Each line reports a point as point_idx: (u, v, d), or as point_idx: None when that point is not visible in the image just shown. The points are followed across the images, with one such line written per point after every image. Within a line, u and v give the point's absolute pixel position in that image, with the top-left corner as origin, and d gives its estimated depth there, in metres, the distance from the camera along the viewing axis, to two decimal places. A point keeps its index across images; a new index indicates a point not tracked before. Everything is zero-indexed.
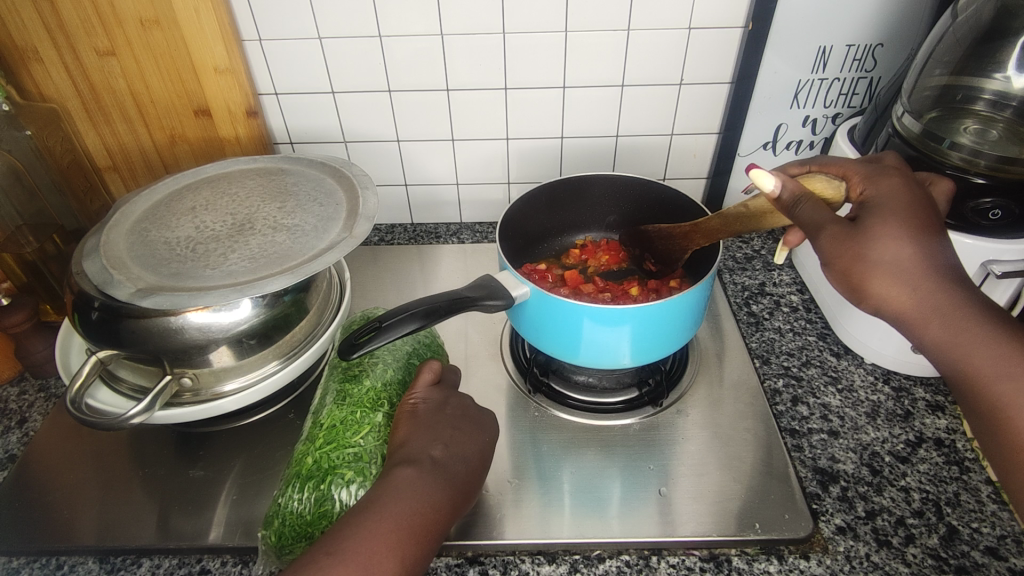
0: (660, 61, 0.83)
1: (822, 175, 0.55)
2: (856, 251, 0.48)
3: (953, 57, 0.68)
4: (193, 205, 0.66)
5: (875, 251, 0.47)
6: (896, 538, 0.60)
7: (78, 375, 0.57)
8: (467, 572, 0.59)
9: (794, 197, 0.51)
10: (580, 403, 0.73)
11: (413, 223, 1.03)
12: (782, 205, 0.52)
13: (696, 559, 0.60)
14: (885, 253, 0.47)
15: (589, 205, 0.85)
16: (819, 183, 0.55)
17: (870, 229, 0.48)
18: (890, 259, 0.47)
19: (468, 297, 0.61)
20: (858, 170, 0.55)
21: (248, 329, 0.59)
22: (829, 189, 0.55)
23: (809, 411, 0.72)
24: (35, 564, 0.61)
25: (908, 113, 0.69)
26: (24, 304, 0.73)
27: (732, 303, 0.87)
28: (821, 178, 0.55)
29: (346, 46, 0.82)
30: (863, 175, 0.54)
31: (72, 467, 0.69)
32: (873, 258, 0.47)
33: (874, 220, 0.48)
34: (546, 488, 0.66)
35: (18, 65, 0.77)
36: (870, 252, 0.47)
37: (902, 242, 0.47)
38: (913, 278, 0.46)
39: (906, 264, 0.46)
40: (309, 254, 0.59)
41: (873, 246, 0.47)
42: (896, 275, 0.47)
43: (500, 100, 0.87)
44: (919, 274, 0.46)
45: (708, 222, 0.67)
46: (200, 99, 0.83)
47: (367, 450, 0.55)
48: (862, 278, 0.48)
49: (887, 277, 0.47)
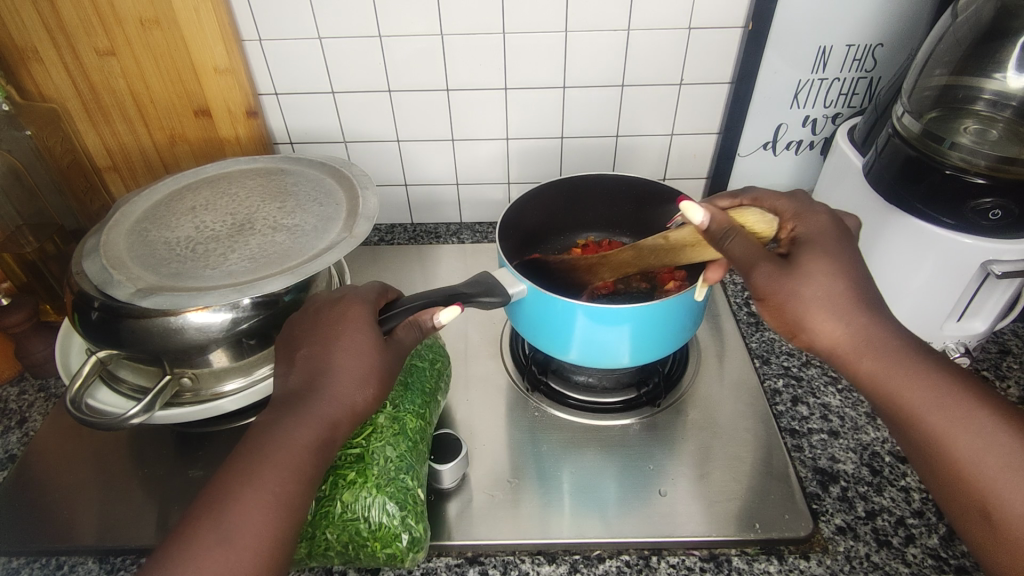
0: (660, 61, 0.83)
1: (755, 210, 0.56)
2: (787, 286, 0.48)
3: (953, 57, 0.68)
4: (193, 205, 0.66)
5: (804, 288, 0.47)
6: (896, 538, 0.60)
7: (78, 375, 0.57)
8: (467, 572, 0.59)
9: (722, 230, 0.52)
10: (580, 402, 0.73)
11: (413, 223, 1.03)
12: (710, 237, 0.53)
13: (696, 559, 0.60)
14: (815, 289, 0.47)
15: (589, 206, 0.85)
16: (751, 218, 0.55)
17: (800, 266, 0.48)
18: (817, 296, 0.47)
19: (465, 293, 0.60)
20: (790, 205, 0.55)
21: (248, 329, 0.59)
22: (760, 224, 0.55)
23: (809, 411, 0.72)
24: (35, 564, 0.61)
25: (908, 113, 0.68)
26: (24, 304, 0.73)
27: (732, 303, 0.87)
28: (754, 212, 0.56)
29: (347, 46, 0.82)
30: (794, 213, 0.54)
31: (72, 467, 0.69)
32: (805, 295, 0.47)
33: (806, 257, 0.48)
34: (546, 488, 0.66)
35: (18, 65, 0.77)
36: (801, 290, 0.47)
37: (829, 279, 0.47)
38: (845, 314, 0.46)
39: (834, 300, 0.46)
40: (309, 254, 0.59)
41: (805, 285, 0.47)
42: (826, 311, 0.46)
43: (500, 100, 0.87)
44: (848, 308, 0.46)
45: (617, 255, 0.70)
46: (200, 99, 0.83)
47: (368, 450, 0.55)
48: (799, 315, 0.47)
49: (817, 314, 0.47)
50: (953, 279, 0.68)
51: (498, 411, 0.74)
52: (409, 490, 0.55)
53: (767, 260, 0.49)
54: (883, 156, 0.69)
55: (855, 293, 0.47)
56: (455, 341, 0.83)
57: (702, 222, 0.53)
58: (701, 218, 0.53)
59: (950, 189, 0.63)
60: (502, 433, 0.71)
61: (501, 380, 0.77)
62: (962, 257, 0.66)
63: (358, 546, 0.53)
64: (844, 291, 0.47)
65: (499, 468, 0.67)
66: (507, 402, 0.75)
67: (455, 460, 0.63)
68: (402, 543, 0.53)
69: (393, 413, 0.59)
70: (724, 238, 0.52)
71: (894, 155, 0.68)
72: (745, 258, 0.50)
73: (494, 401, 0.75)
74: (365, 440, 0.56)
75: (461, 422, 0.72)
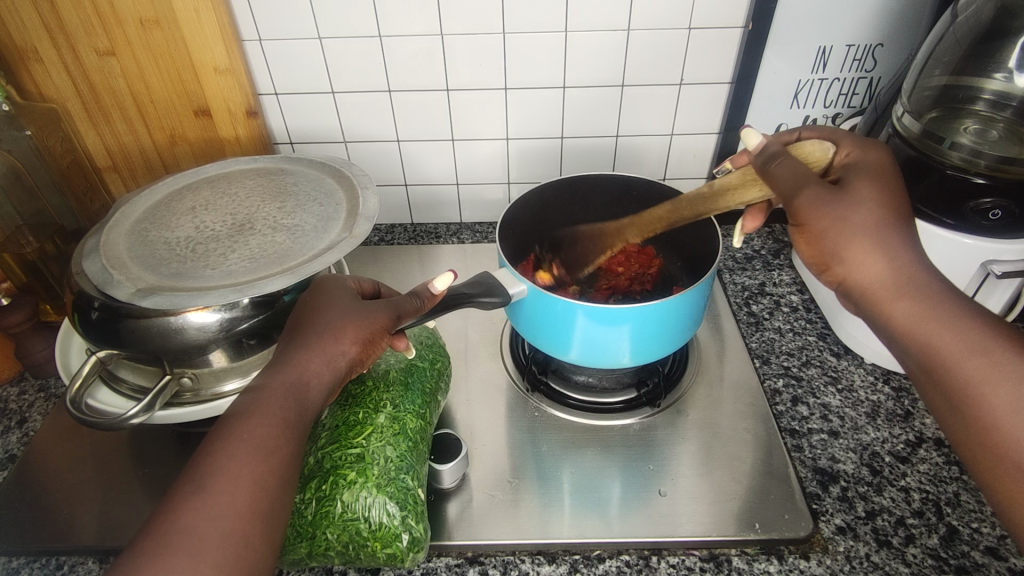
0: (660, 60, 0.83)
1: (811, 141, 0.55)
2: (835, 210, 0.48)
3: (952, 57, 0.68)
4: (193, 205, 0.66)
5: (852, 213, 0.48)
6: (896, 538, 0.60)
7: (78, 375, 0.57)
8: (467, 572, 0.59)
9: (772, 154, 0.52)
10: (580, 402, 0.73)
11: (413, 223, 1.03)
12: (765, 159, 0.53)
13: (696, 559, 0.60)
14: (860, 214, 0.48)
15: (589, 201, 0.84)
16: (806, 146, 0.55)
17: (850, 191, 0.49)
18: (864, 222, 0.47)
19: (463, 294, 0.61)
20: (846, 137, 0.55)
21: (248, 329, 0.59)
22: (817, 152, 0.54)
23: (809, 411, 0.72)
24: (35, 564, 0.61)
25: (908, 113, 0.69)
26: (24, 304, 0.73)
27: (732, 303, 0.87)
28: (810, 143, 0.55)
29: (346, 46, 0.82)
30: (851, 142, 0.54)
31: (72, 468, 0.69)
32: (853, 220, 0.48)
33: (856, 183, 0.50)
34: (546, 488, 0.66)
35: (18, 66, 0.77)
36: (851, 214, 0.48)
37: (877, 206, 0.48)
38: (888, 248, 0.47)
39: (879, 226, 0.47)
40: (310, 254, 0.59)
41: (853, 209, 0.48)
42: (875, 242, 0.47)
43: (500, 99, 0.87)
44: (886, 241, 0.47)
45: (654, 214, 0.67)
46: (200, 99, 0.83)
47: (369, 451, 0.55)
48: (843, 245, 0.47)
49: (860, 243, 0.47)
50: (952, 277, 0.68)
51: (498, 410, 0.74)
52: (409, 490, 0.55)
53: (813, 183, 0.49)
54: None
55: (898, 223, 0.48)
56: (455, 341, 0.83)
57: (760, 144, 0.54)
58: (760, 141, 0.54)
59: (950, 189, 0.63)
60: (502, 434, 0.71)
61: (501, 380, 0.77)
62: (962, 256, 0.66)
63: (358, 546, 0.53)
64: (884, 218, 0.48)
65: (499, 468, 0.67)
66: (507, 402, 0.75)
67: (455, 460, 0.63)
68: (402, 543, 0.53)
69: (393, 413, 0.59)
70: (774, 158, 0.52)
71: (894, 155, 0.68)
72: (793, 180, 0.50)
73: (494, 401, 0.75)
74: (365, 440, 0.55)
75: (461, 422, 0.72)
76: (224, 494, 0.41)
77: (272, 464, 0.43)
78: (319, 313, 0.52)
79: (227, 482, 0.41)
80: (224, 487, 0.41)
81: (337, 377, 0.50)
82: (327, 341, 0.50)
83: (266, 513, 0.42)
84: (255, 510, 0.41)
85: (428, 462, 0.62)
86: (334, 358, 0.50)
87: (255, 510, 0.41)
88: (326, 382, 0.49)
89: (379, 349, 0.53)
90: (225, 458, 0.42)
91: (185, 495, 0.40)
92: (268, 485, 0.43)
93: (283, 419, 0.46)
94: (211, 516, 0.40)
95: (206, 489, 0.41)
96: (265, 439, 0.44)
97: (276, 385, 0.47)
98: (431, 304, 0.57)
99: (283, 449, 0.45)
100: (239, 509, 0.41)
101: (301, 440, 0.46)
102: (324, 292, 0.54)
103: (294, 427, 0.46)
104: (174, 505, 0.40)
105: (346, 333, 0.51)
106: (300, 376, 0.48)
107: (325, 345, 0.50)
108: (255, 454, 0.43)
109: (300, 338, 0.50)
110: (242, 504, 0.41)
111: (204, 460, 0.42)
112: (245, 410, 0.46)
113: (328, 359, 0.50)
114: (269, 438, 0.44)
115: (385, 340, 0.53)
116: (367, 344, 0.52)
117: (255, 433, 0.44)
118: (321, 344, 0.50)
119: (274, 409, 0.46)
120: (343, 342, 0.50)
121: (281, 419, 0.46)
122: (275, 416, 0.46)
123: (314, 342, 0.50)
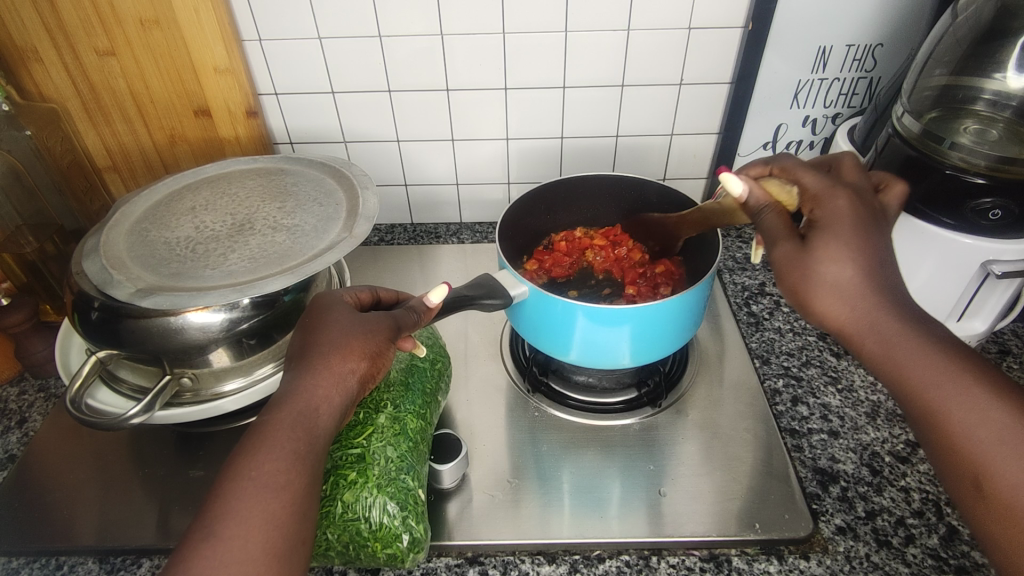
0: (660, 60, 0.83)
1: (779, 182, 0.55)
2: (802, 271, 0.47)
3: (953, 57, 0.68)
4: (192, 205, 0.66)
5: (820, 272, 0.46)
6: (896, 538, 0.60)
7: (78, 375, 0.57)
8: (467, 572, 0.59)
9: (758, 206, 0.52)
10: (579, 403, 0.74)
11: (413, 223, 1.03)
12: (749, 210, 0.53)
13: (696, 559, 0.60)
14: (829, 274, 0.46)
15: (596, 203, 0.84)
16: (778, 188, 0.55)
17: (815, 248, 0.47)
18: (833, 281, 0.46)
19: (466, 296, 0.61)
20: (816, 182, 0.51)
21: (248, 329, 0.59)
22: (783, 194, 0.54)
23: (809, 411, 0.72)
24: (35, 564, 0.61)
25: (908, 113, 0.69)
26: (24, 304, 0.73)
27: (732, 303, 0.87)
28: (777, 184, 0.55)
29: (346, 46, 0.82)
30: (814, 191, 0.51)
31: (73, 468, 0.68)
32: (821, 278, 0.46)
33: (821, 239, 0.47)
34: (546, 488, 0.66)
35: (18, 65, 0.77)
36: (819, 272, 0.46)
37: (850, 261, 0.46)
38: (859, 298, 0.45)
39: (851, 286, 0.45)
40: (309, 254, 0.59)
41: (821, 269, 0.46)
42: (839, 293, 0.46)
43: (500, 99, 0.87)
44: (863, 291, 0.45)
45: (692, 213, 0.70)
46: (200, 99, 0.83)
47: (370, 450, 0.55)
48: (807, 296, 0.47)
49: (831, 295, 0.46)
50: (952, 279, 0.68)
51: (499, 411, 0.74)
52: (409, 490, 0.55)
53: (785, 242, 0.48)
54: (883, 155, 0.69)
55: (872, 276, 0.45)
56: (455, 341, 0.83)
57: (742, 194, 0.52)
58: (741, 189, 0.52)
59: (950, 189, 0.63)
60: (502, 434, 0.71)
61: (501, 380, 0.77)
62: (962, 256, 0.66)
63: (358, 546, 0.53)
64: (859, 275, 0.45)
65: (499, 468, 0.68)
66: (507, 402, 0.75)
67: (455, 460, 0.63)
68: (402, 543, 0.53)
69: (393, 413, 0.59)
70: (758, 214, 0.52)
71: (894, 155, 0.67)
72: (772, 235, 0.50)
73: (494, 401, 0.75)
74: (365, 440, 0.55)
75: (461, 422, 0.72)
76: (234, 538, 0.40)
77: (274, 488, 0.43)
78: (322, 329, 0.52)
79: (237, 525, 0.41)
80: (235, 531, 0.41)
81: (346, 398, 0.50)
82: (334, 361, 0.50)
83: (282, 551, 0.41)
84: (270, 549, 0.41)
85: (428, 462, 0.62)
86: (343, 378, 0.50)
87: (270, 549, 0.41)
88: (337, 405, 0.49)
89: (386, 361, 0.53)
90: (234, 498, 0.42)
91: (197, 543, 0.40)
92: (283, 520, 0.42)
93: (292, 451, 0.45)
94: (223, 564, 0.39)
95: (216, 534, 0.40)
96: (275, 475, 0.43)
97: (283, 415, 0.47)
98: (427, 317, 0.58)
99: (295, 484, 0.44)
100: (244, 545, 0.40)
101: (313, 471, 0.45)
102: (325, 310, 0.54)
103: (305, 457, 0.45)
104: (185, 553, 0.40)
105: (351, 350, 0.50)
106: (308, 403, 0.48)
107: (332, 365, 0.49)
108: (266, 491, 0.43)
109: (305, 361, 0.50)
110: (254, 546, 0.40)
111: (212, 504, 0.42)
112: (257, 432, 0.46)
113: (337, 380, 0.49)
114: (277, 474, 0.44)
115: (390, 353, 0.53)
116: (377, 358, 0.52)
117: (265, 468, 0.44)
118: (328, 365, 0.49)
119: (282, 442, 0.45)
120: (351, 359, 0.50)
121: (290, 451, 0.45)
122: (284, 449, 0.45)
123: (320, 363, 0.49)
